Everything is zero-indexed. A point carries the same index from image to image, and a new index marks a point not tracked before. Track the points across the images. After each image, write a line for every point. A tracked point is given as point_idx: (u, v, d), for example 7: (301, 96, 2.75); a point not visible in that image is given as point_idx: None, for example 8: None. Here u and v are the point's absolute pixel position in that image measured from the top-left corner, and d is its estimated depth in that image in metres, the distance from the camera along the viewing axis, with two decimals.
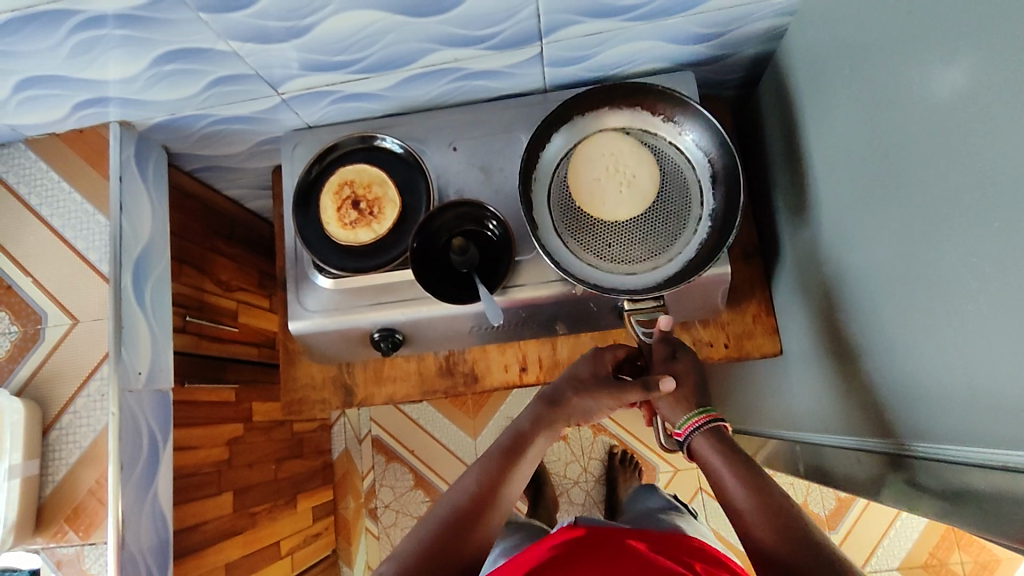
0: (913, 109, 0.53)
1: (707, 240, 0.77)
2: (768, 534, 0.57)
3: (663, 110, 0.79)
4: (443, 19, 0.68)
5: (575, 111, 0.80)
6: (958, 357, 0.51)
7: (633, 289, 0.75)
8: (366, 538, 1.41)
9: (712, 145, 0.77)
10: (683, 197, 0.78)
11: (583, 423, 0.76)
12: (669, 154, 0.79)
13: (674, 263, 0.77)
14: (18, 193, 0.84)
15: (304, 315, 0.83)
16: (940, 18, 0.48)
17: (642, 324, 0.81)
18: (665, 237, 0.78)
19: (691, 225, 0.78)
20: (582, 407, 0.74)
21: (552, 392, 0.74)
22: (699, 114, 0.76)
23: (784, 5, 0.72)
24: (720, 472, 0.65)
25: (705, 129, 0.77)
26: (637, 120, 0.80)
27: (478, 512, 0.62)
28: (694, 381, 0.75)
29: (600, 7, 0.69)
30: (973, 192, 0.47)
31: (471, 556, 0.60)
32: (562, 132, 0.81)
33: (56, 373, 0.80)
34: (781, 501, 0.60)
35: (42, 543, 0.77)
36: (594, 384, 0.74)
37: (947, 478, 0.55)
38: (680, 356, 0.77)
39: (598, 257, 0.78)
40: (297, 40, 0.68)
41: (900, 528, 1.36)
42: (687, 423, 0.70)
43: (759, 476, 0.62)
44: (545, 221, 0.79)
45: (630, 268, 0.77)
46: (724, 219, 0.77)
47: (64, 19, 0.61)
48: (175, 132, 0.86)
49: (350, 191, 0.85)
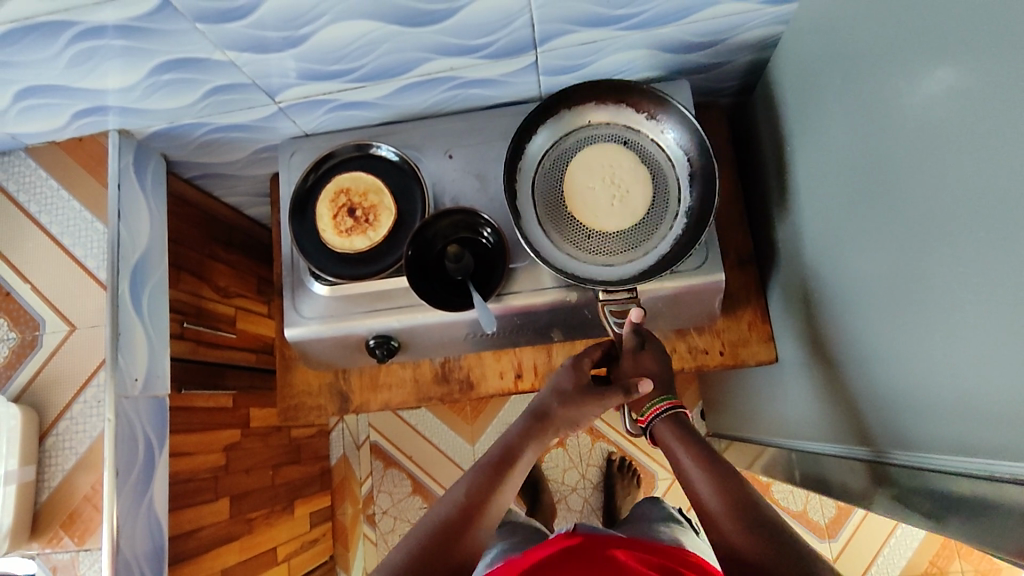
0: (903, 118, 0.53)
1: (683, 235, 0.77)
2: (744, 539, 0.57)
3: (649, 108, 0.78)
4: (437, 29, 0.68)
5: (561, 107, 0.80)
6: (947, 366, 0.52)
7: (608, 284, 0.76)
8: (364, 544, 1.41)
9: (690, 142, 0.78)
10: (662, 192, 0.79)
11: (573, 431, 0.76)
12: (651, 149, 0.80)
13: (650, 257, 0.77)
14: (17, 201, 0.85)
15: (300, 323, 0.84)
16: (928, 30, 0.48)
17: (615, 313, 0.79)
18: (644, 232, 0.78)
19: (668, 221, 0.78)
20: (567, 418, 0.74)
21: (538, 405, 0.75)
22: (678, 111, 0.77)
23: (776, 14, 0.72)
24: (693, 474, 0.65)
25: (684, 126, 0.78)
26: (623, 117, 0.80)
27: (467, 521, 0.62)
28: (659, 373, 0.75)
29: (593, 16, 0.69)
30: (960, 202, 0.47)
31: (461, 561, 0.60)
32: (544, 129, 0.81)
33: (53, 380, 0.80)
34: (752, 503, 0.60)
35: (39, 549, 0.78)
36: (578, 394, 0.74)
37: (939, 487, 0.54)
38: (647, 348, 0.76)
39: (577, 249, 0.79)
40: (293, 50, 0.69)
41: (900, 537, 1.35)
42: (652, 407, 0.73)
43: (729, 476, 0.62)
44: (527, 214, 0.79)
45: (607, 260, 0.78)
46: (701, 216, 0.77)
47: (62, 30, 0.61)
48: (173, 140, 0.87)
49: (346, 199, 0.85)
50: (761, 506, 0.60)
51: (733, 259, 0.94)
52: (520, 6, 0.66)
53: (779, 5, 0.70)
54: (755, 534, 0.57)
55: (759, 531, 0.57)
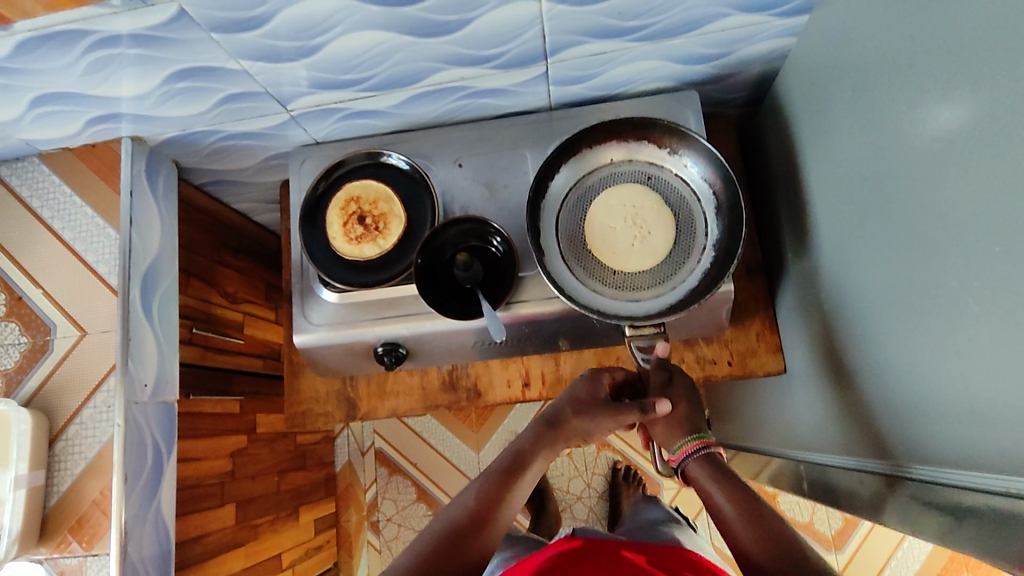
0: (914, 131, 0.54)
1: (711, 269, 0.77)
2: (754, 539, 0.60)
3: (670, 144, 0.80)
4: (449, 39, 0.69)
5: (583, 145, 0.82)
6: (959, 380, 0.52)
7: (635, 318, 0.76)
8: (367, 551, 1.41)
9: (714, 174, 0.79)
10: (689, 229, 0.79)
11: (586, 441, 0.76)
12: (675, 185, 0.80)
13: (677, 291, 0.77)
14: (30, 207, 0.86)
15: (308, 329, 0.84)
16: (939, 45, 0.49)
17: (643, 349, 0.80)
18: (671, 267, 0.78)
19: (695, 255, 0.78)
20: (581, 427, 0.74)
21: (551, 412, 0.75)
22: (701, 145, 0.78)
23: (786, 27, 0.73)
24: (709, 486, 0.68)
25: (707, 161, 0.79)
26: (644, 152, 0.81)
27: (479, 525, 0.62)
28: (687, 405, 0.75)
29: (604, 28, 0.70)
30: (973, 217, 0.47)
31: (471, 563, 0.60)
32: (566, 167, 0.82)
33: (64, 384, 0.81)
34: (762, 509, 0.62)
35: (46, 553, 0.78)
36: (592, 404, 0.75)
37: (950, 500, 0.54)
38: (676, 380, 0.77)
39: (602, 284, 0.79)
40: (306, 59, 0.69)
41: (906, 549, 1.34)
42: (681, 448, 0.72)
43: (743, 485, 0.66)
44: (551, 249, 0.80)
45: (634, 296, 0.78)
46: (727, 248, 0.77)
47: (80, 39, 0.62)
48: (185, 147, 0.87)
49: (356, 207, 0.86)
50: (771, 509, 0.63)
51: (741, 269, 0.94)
52: (532, 17, 0.67)
53: (788, 18, 0.71)
54: (765, 533, 0.60)
55: (768, 530, 0.60)
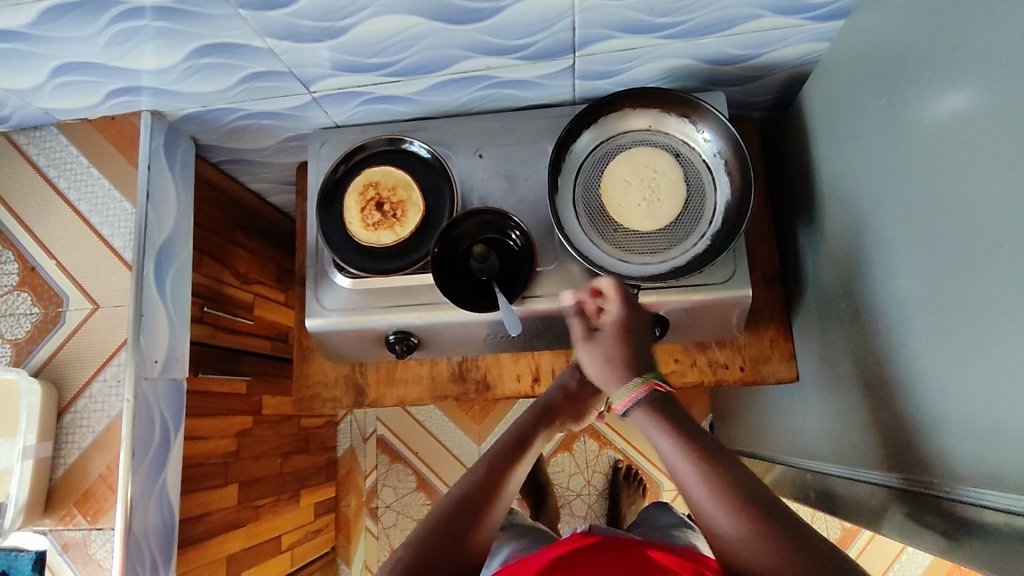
0: (944, 146, 0.53)
1: (705, 250, 0.78)
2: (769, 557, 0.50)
3: (698, 120, 0.80)
4: (479, 27, 0.68)
5: (628, 106, 0.81)
6: (974, 399, 0.51)
7: (618, 274, 0.77)
8: (366, 537, 1.41)
9: (729, 150, 0.79)
10: (697, 208, 0.80)
11: (579, 420, 0.81)
12: (694, 161, 0.81)
13: (665, 264, 0.78)
14: (46, 175, 0.85)
15: (321, 313, 0.83)
16: (979, 58, 0.48)
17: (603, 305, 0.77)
18: (666, 240, 0.79)
19: (696, 236, 0.79)
20: (570, 411, 0.78)
21: (547, 397, 0.78)
22: (723, 125, 0.78)
23: (821, 31, 0.72)
24: (694, 487, 0.55)
25: (726, 138, 0.78)
26: (679, 129, 0.81)
27: (478, 507, 0.60)
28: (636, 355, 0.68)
29: (636, 24, 0.69)
30: (1003, 236, 0.46)
31: (476, 549, 0.58)
32: (602, 126, 0.82)
33: (74, 357, 0.80)
34: (759, 502, 0.53)
35: (50, 525, 0.78)
36: (580, 389, 0.79)
37: (964, 518, 0.53)
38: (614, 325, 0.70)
39: (600, 237, 0.80)
40: (332, 41, 0.69)
41: (905, 562, 1.33)
42: (624, 397, 0.64)
43: (736, 475, 0.55)
44: (565, 195, 0.81)
45: (626, 256, 0.79)
46: (728, 234, 0.78)
47: (106, 9, 0.61)
48: (204, 124, 0.87)
49: (374, 193, 0.85)
50: (789, 513, 0.52)
51: (758, 275, 0.92)
52: (562, 9, 0.66)
53: (822, 22, 0.70)
54: (785, 550, 0.50)
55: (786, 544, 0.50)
